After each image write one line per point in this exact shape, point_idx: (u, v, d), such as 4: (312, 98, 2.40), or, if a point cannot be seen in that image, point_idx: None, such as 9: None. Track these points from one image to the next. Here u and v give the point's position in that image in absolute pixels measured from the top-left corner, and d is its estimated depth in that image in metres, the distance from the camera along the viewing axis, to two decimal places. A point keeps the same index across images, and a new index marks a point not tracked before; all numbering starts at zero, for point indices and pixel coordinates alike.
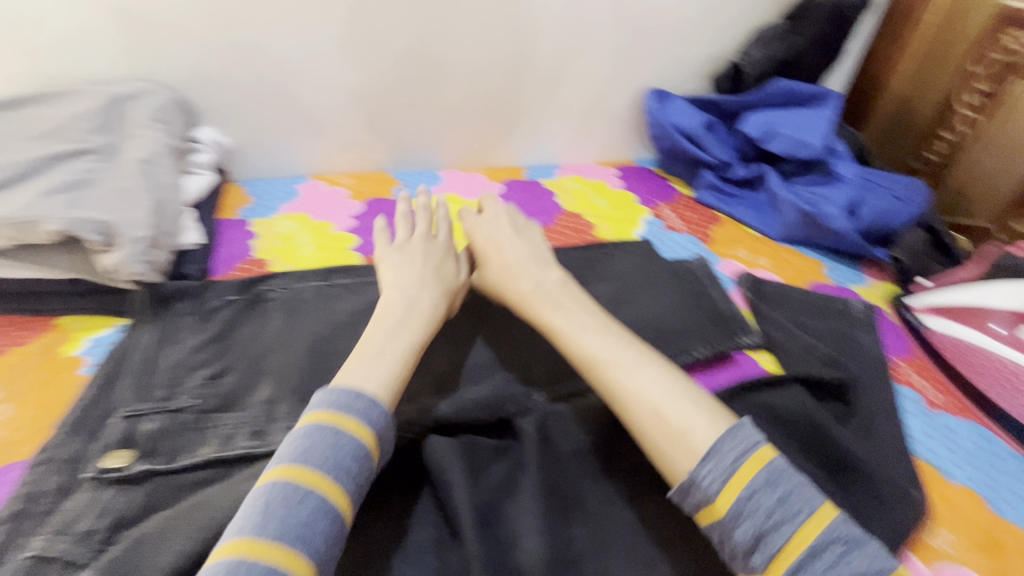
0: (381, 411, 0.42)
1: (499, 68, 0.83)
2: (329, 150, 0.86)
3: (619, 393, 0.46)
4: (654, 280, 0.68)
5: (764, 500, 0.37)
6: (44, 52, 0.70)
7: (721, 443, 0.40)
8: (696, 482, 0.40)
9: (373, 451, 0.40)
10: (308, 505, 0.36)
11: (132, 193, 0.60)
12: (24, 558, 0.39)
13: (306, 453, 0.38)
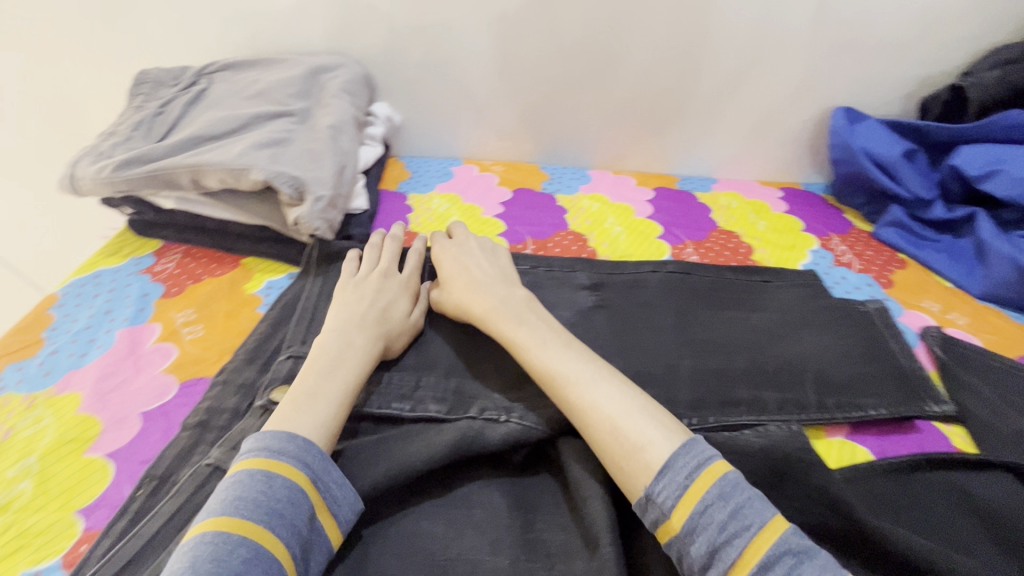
0: (317, 451, 0.39)
1: (671, 72, 0.79)
2: (486, 137, 0.88)
3: (575, 405, 0.43)
4: (825, 317, 0.60)
5: (717, 514, 0.35)
6: (268, 24, 0.80)
7: (675, 456, 0.38)
8: (652, 497, 0.37)
9: (315, 495, 0.37)
10: (238, 553, 0.33)
11: (320, 155, 0.66)
12: (204, 466, 0.42)
13: (233, 502, 0.35)
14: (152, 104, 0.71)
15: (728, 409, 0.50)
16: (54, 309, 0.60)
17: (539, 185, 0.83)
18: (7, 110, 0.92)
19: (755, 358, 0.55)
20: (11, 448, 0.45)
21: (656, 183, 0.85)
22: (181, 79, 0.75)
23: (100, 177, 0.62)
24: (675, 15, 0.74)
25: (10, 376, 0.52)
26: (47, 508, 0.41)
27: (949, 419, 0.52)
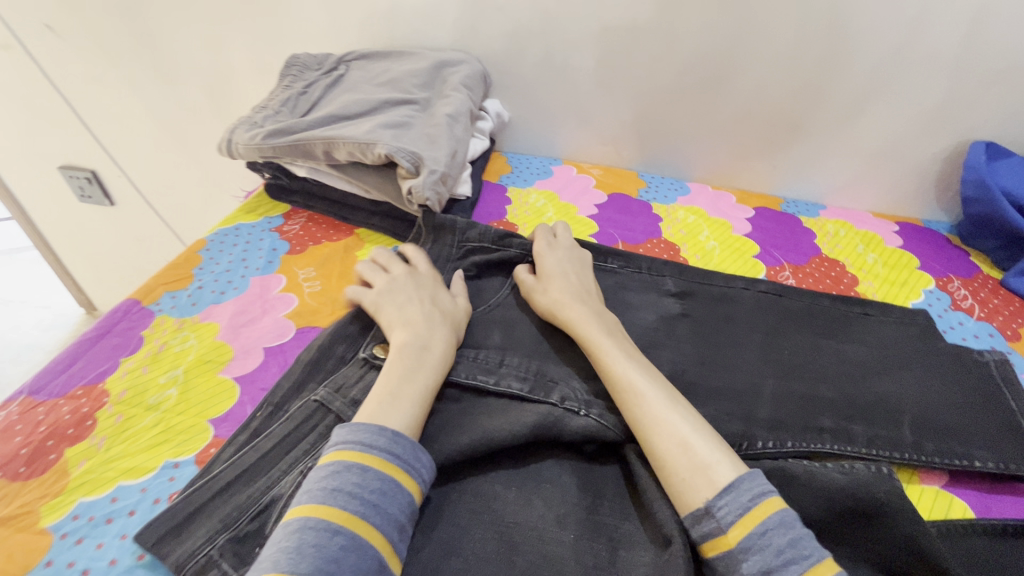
0: (407, 443, 0.41)
1: (790, 91, 0.77)
2: (588, 141, 0.90)
3: (647, 415, 0.45)
4: (933, 360, 0.56)
5: (776, 538, 0.37)
6: (404, 20, 0.87)
7: (740, 479, 0.40)
8: (711, 511, 0.39)
9: (406, 486, 0.40)
10: (337, 539, 0.35)
11: (437, 140, 0.71)
12: (312, 400, 0.48)
13: (331, 491, 0.38)
14: (297, 84, 0.80)
15: (810, 435, 0.48)
16: (202, 251, 0.69)
17: (636, 192, 0.84)
18: (178, 81, 1.07)
19: (846, 389, 0.53)
20: (163, 359, 0.54)
21: (758, 203, 0.83)
22: (323, 64, 0.84)
23: (251, 144, 0.71)
24: (804, 34, 0.72)
25: (166, 302, 0.61)
26: (188, 413, 0.49)
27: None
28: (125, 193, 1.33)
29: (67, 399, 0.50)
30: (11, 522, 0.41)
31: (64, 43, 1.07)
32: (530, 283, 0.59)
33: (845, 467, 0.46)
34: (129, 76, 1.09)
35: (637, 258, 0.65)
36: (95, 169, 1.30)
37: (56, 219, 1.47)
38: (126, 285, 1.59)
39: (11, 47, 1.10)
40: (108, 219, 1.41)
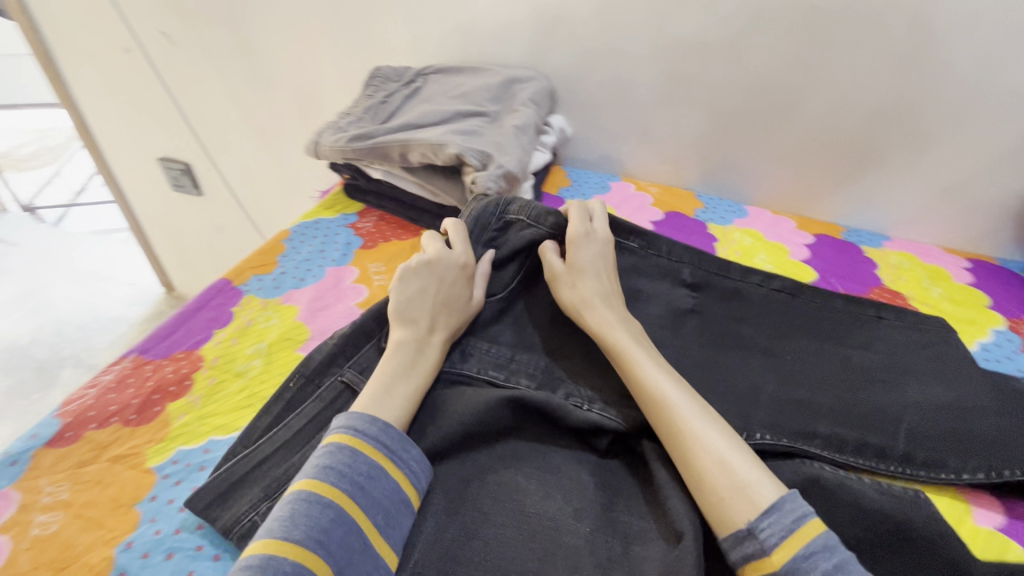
0: (393, 432, 0.45)
1: (859, 119, 0.77)
2: (647, 159, 0.93)
3: (682, 429, 0.45)
4: (1008, 397, 0.52)
5: (823, 563, 0.35)
6: (480, 38, 0.93)
7: (784, 499, 0.39)
8: (753, 532, 0.38)
9: (390, 471, 0.43)
10: (327, 513, 0.39)
11: (504, 147, 0.76)
12: (338, 380, 0.52)
13: (323, 470, 0.41)
14: (379, 94, 0.87)
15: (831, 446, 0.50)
16: (286, 240, 0.76)
17: (692, 212, 0.85)
18: (270, 86, 1.18)
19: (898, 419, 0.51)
20: (250, 334, 0.60)
21: (818, 230, 0.82)
22: (403, 76, 0.90)
23: (335, 146, 0.78)
24: (877, 64, 0.72)
25: (253, 284, 0.68)
26: (269, 382, 0.55)
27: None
28: (213, 185, 1.46)
29: (170, 361, 0.57)
30: (124, 460, 0.47)
31: (177, 49, 1.20)
32: (558, 278, 0.58)
33: (881, 485, 0.47)
34: (229, 80, 1.20)
35: (658, 241, 0.64)
36: (189, 162, 1.43)
37: (150, 205, 1.63)
38: (204, 269, 1.73)
39: (133, 50, 1.24)
40: (195, 208, 1.54)
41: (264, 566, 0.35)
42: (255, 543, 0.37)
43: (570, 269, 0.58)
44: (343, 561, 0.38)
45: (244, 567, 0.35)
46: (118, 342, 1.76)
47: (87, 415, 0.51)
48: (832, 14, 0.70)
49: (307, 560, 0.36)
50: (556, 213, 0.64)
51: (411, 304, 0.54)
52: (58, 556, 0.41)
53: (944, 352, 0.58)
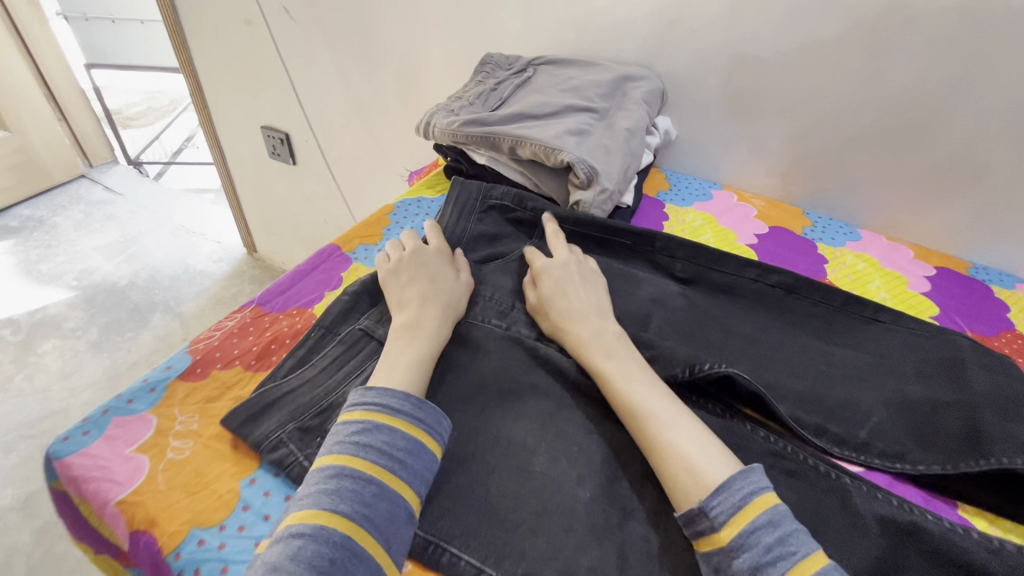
0: (429, 411, 0.47)
1: (1003, 147, 0.70)
2: (753, 169, 0.89)
3: (657, 437, 0.47)
4: None
5: (764, 535, 0.40)
6: (596, 32, 0.92)
7: (731, 479, 0.43)
8: (705, 511, 0.42)
9: (427, 445, 0.46)
10: (370, 488, 0.42)
11: (613, 151, 0.75)
12: (356, 328, 0.56)
13: (365, 446, 0.44)
14: (490, 81, 0.88)
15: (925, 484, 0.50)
16: (389, 215, 0.79)
17: (800, 229, 0.81)
18: (377, 65, 1.21)
19: (990, 456, 0.47)
20: None
21: (939, 262, 0.77)
22: (514, 65, 0.91)
23: (447, 129, 0.79)
24: None
25: (360, 253, 0.71)
26: None
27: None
28: (307, 156, 1.53)
29: (286, 315, 0.60)
30: None
31: (295, 24, 1.26)
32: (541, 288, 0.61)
33: (986, 539, 0.44)
34: (339, 57, 1.25)
35: (653, 236, 0.69)
36: (288, 132, 1.51)
37: (247, 169, 1.72)
38: (288, 235, 1.82)
39: (254, 22, 1.31)
40: (288, 176, 1.62)
41: (313, 535, 0.39)
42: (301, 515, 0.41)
43: (551, 285, 0.61)
44: (387, 531, 0.41)
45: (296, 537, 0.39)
46: (202, 294, 1.88)
47: (213, 355, 0.54)
48: (992, 32, 0.64)
49: (351, 531, 0.39)
50: (533, 200, 0.73)
51: (404, 286, 0.58)
52: (190, 481, 0.44)
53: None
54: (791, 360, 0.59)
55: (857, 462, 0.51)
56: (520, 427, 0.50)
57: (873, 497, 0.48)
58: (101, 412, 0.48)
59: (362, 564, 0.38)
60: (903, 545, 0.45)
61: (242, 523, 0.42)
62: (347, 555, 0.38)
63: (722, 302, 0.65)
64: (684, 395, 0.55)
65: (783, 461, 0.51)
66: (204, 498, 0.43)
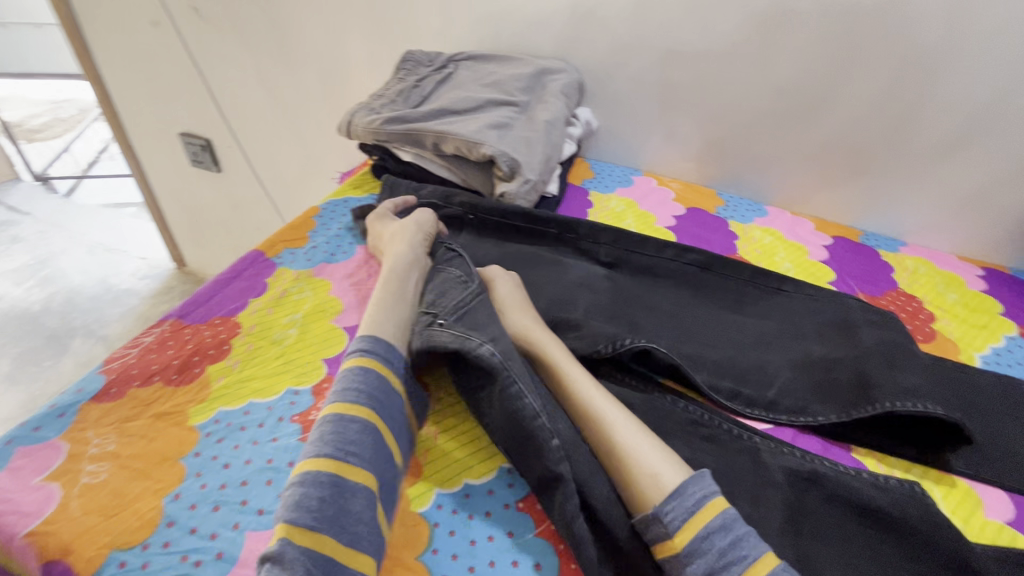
0: (394, 353, 0.49)
1: (879, 124, 0.77)
2: (670, 155, 0.94)
3: (605, 446, 0.46)
4: (975, 394, 0.56)
5: (716, 542, 0.39)
6: (515, 27, 0.94)
7: (685, 484, 0.42)
8: (660, 517, 0.41)
9: (396, 386, 0.47)
10: (353, 426, 0.41)
11: (534, 143, 0.77)
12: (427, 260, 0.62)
13: (343, 390, 0.44)
14: (411, 78, 0.88)
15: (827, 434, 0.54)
16: (315, 217, 0.78)
17: (713, 208, 0.87)
18: (297, 64, 1.18)
19: (875, 401, 0.51)
20: (285, 304, 0.62)
21: (836, 232, 0.84)
22: (434, 62, 0.91)
23: (369, 127, 0.79)
24: (903, 72, 0.72)
25: (286, 257, 0.69)
26: (304, 350, 0.56)
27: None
28: (232, 162, 1.47)
29: (208, 326, 0.58)
30: (167, 417, 0.49)
31: (206, 24, 1.21)
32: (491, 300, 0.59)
33: (878, 479, 0.48)
34: (256, 57, 1.22)
35: (576, 224, 0.71)
36: (209, 138, 1.44)
37: (167, 180, 1.63)
38: (217, 246, 1.75)
39: (161, 23, 1.25)
40: (212, 184, 1.55)
41: (305, 480, 0.38)
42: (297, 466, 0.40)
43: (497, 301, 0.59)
44: (375, 466, 0.41)
45: (292, 485, 0.38)
46: (128, 314, 1.77)
47: (130, 373, 0.52)
48: (864, 19, 0.71)
49: (340, 468, 0.39)
50: (461, 194, 0.74)
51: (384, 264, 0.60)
52: (110, 504, 0.42)
53: (966, 375, 0.58)
54: (707, 330, 0.63)
55: (766, 419, 0.55)
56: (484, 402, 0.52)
57: (780, 452, 0.50)
58: (3, 443, 0.45)
59: (355, 497, 0.38)
60: (806, 491, 0.47)
61: (166, 540, 0.40)
62: (338, 491, 0.38)
63: (642, 281, 0.68)
64: (608, 372, 0.58)
65: (702, 427, 0.53)
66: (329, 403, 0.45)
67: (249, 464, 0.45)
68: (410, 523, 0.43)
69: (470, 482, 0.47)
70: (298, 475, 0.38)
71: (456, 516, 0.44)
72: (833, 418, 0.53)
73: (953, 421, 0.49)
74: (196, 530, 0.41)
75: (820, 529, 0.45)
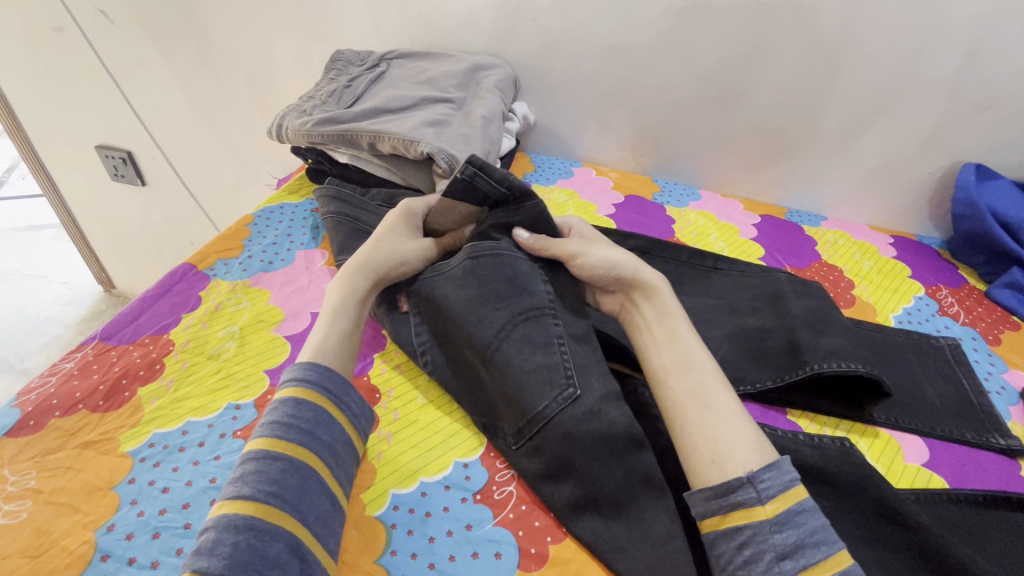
0: (332, 377, 0.45)
1: (797, 108, 0.82)
2: (607, 146, 0.96)
3: (696, 403, 0.43)
4: (889, 352, 0.61)
5: (811, 519, 0.38)
6: (447, 26, 0.94)
7: (782, 458, 0.40)
8: (753, 482, 0.39)
9: (333, 415, 0.44)
10: (277, 464, 0.39)
11: (472, 138, 0.76)
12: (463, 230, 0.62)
13: (269, 424, 0.41)
14: (342, 78, 0.86)
15: (768, 401, 0.57)
16: (250, 225, 0.74)
17: (650, 195, 0.90)
18: (221, 68, 1.13)
19: (806, 365, 0.55)
20: (220, 317, 0.59)
21: (764, 211, 0.88)
22: (366, 61, 0.90)
23: (301, 129, 0.77)
24: (811, 56, 0.77)
25: (220, 269, 0.66)
26: (244, 363, 0.54)
27: (1020, 454, 0.53)
28: (157, 174, 1.39)
29: (136, 346, 0.55)
30: (96, 445, 0.46)
31: (117, 29, 1.14)
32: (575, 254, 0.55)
33: (814, 440, 0.51)
34: (175, 62, 1.15)
35: None
36: (131, 151, 1.36)
37: (87, 198, 1.52)
38: (149, 264, 1.64)
39: (65, 30, 1.17)
40: (138, 199, 1.46)
41: (220, 526, 0.35)
42: (214, 507, 0.37)
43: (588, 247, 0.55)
44: (301, 504, 0.38)
45: (205, 529, 0.36)
46: (52, 344, 1.62)
47: (49, 404, 0.48)
48: (773, 11, 0.75)
49: (258, 509, 0.36)
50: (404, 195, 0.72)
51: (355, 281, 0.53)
52: (34, 544, 0.39)
53: (883, 336, 0.63)
54: None
55: None
56: (538, 388, 0.48)
57: None
58: None
59: (275, 539, 0.36)
60: None
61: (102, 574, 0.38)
62: (256, 534, 0.35)
63: None
64: None
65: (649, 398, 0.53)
66: (255, 434, 0.41)
67: (190, 486, 0.43)
68: (367, 527, 0.43)
69: (426, 480, 0.46)
70: (212, 519, 0.36)
71: (414, 515, 0.44)
72: (769, 383, 0.56)
73: (874, 377, 0.53)
74: (134, 560, 0.38)
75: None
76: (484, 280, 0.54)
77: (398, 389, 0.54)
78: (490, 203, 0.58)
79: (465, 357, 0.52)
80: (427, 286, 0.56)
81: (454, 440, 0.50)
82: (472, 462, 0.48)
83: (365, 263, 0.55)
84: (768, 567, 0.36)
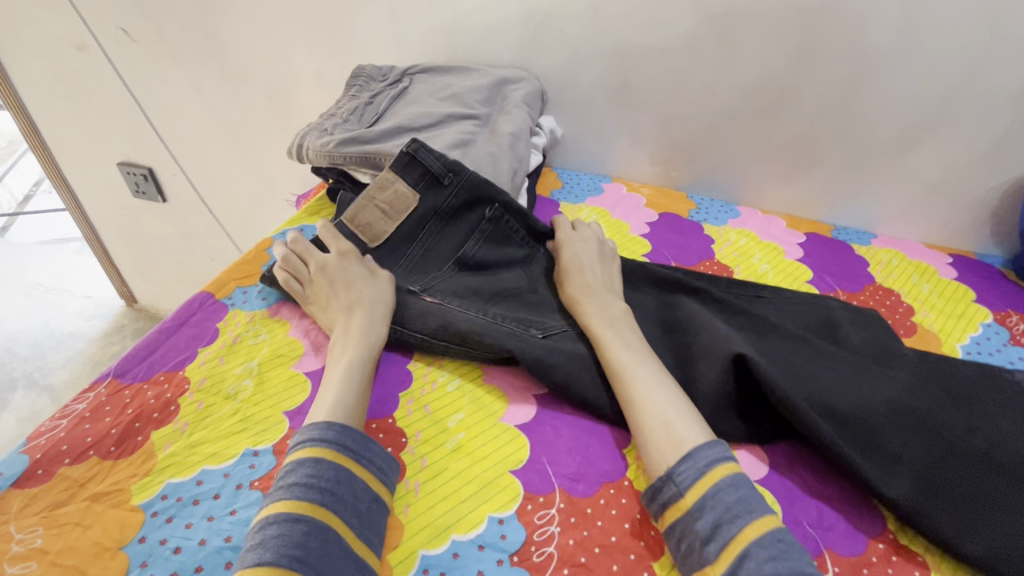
0: (350, 433, 0.43)
1: (844, 119, 0.76)
2: (638, 160, 0.92)
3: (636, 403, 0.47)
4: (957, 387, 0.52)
5: (726, 497, 0.40)
6: (471, 39, 0.91)
7: (699, 448, 0.43)
8: (672, 477, 0.42)
9: (354, 472, 0.41)
10: (298, 527, 0.37)
11: (499, 158, 0.73)
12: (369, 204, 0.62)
13: (288, 486, 0.39)
14: (364, 95, 0.83)
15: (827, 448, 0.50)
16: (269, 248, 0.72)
17: (686, 212, 0.85)
18: (242, 85, 1.12)
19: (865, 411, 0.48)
20: (238, 351, 0.56)
21: (808, 228, 0.83)
22: (388, 76, 0.87)
23: (321, 150, 0.74)
24: (860, 64, 0.72)
25: (238, 297, 0.64)
26: (263, 405, 0.51)
27: None
28: (178, 190, 1.38)
29: (152, 384, 0.52)
30: (107, 498, 0.43)
31: (138, 47, 1.14)
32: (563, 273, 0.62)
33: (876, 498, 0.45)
34: (195, 79, 1.14)
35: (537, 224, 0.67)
36: (152, 167, 1.35)
37: (109, 213, 1.52)
38: (170, 280, 1.64)
39: (88, 47, 1.17)
40: (158, 215, 1.46)
41: None
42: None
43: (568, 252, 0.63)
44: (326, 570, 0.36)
45: None
46: (75, 359, 1.62)
47: (59, 450, 0.46)
48: (820, 19, 0.71)
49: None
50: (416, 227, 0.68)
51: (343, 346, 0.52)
52: None
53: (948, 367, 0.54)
54: None
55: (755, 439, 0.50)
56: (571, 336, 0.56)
57: None
58: None
59: None
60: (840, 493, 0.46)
61: None
62: None
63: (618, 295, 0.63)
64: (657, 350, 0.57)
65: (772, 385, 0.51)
66: (271, 498, 0.39)
67: (204, 546, 0.40)
68: None
69: (457, 539, 0.42)
70: None
71: None
72: None
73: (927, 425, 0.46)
74: None
75: (776, 355, 0.53)
76: (488, 246, 0.64)
77: (426, 432, 0.50)
78: (425, 180, 0.64)
79: (506, 299, 0.60)
80: (432, 281, 0.62)
81: (487, 491, 0.45)
82: (507, 518, 0.44)
83: (358, 319, 0.54)
84: (696, 561, 0.39)
